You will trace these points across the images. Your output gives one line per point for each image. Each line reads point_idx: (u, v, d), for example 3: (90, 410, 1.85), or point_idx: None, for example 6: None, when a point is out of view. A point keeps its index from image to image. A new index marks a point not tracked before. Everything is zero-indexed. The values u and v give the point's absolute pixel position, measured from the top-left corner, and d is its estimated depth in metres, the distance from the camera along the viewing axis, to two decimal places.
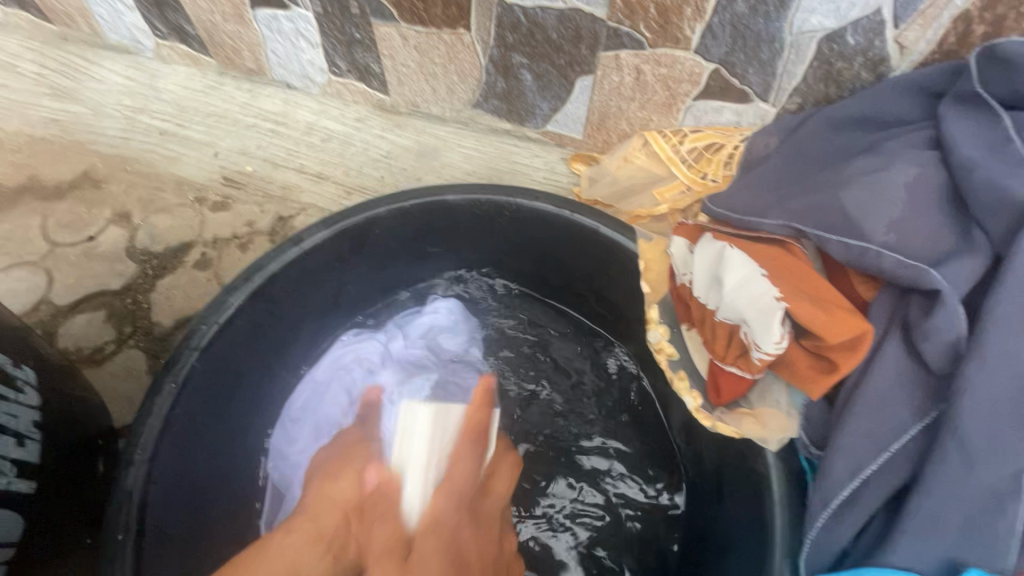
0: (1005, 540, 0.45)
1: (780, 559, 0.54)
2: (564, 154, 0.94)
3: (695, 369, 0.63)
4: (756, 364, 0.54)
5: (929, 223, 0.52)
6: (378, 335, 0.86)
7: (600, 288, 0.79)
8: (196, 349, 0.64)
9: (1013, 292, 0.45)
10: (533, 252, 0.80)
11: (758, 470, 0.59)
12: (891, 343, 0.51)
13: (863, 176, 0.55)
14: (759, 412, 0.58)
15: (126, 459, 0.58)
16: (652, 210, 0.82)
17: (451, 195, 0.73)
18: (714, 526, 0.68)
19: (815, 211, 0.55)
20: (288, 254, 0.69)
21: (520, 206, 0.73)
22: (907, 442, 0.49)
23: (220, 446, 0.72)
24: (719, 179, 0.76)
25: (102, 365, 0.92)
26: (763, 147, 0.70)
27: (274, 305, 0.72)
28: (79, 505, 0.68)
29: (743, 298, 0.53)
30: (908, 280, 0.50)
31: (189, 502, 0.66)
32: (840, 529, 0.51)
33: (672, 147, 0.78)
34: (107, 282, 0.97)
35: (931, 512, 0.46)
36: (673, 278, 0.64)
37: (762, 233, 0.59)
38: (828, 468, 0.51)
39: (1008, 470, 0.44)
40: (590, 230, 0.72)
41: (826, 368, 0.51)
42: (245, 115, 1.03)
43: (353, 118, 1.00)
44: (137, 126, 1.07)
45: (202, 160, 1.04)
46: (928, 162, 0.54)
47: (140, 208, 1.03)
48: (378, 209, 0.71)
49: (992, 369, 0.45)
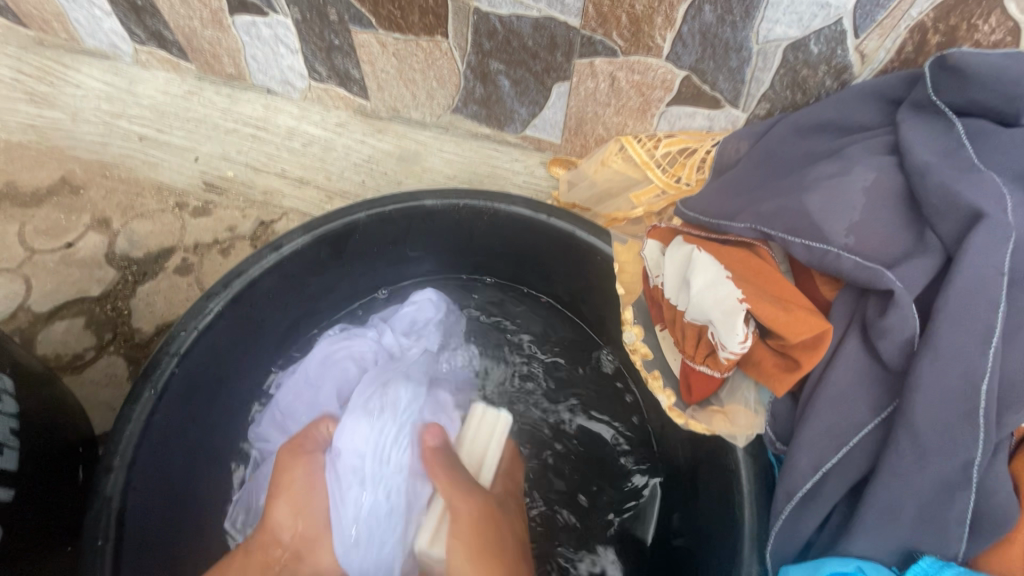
0: (956, 528, 0.48)
1: (748, 552, 0.56)
2: (543, 158, 0.95)
3: (668, 369, 0.65)
4: (723, 363, 0.56)
5: (885, 226, 0.54)
6: (368, 332, 0.84)
7: (579, 289, 0.80)
8: (176, 355, 0.64)
9: (962, 292, 0.48)
10: (512, 255, 0.81)
11: (729, 466, 0.61)
12: (851, 342, 0.53)
13: (825, 180, 0.57)
14: (728, 410, 0.59)
15: (105, 466, 0.58)
16: (629, 212, 0.84)
17: (429, 200, 0.74)
18: (690, 522, 0.69)
19: (780, 214, 0.57)
20: (267, 259, 0.69)
21: (498, 210, 0.74)
22: (864, 436, 0.51)
23: (201, 451, 0.72)
24: (693, 183, 0.78)
25: (81, 373, 0.91)
26: (734, 152, 0.72)
27: (254, 310, 0.73)
28: (58, 513, 0.68)
29: (709, 300, 0.55)
30: (865, 281, 0.52)
31: (169, 508, 0.67)
32: (803, 520, 0.53)
33: (647, 151, 0.80)
34: (87, 288, 0.97)
35: (886, 503, 0.48)
36: (647, 280, 0.66)
37: (730, 235, 0.61)
38: (792, 463, 0.53)
39: (959, 462, 0.47)
40: (567, 234, 0.73)
41: (789, 366, 0.53)
42: (225, 120, 1.03)
43: (333, 124, 1.00)
44: (117, 131, 1.06)
45: (183, 165, 1.05)
46: (887, 167, 0.56)
47: (120, 213, 1.03)
48: (357, 214, 0.72)
49: (941, 365, 0.47)
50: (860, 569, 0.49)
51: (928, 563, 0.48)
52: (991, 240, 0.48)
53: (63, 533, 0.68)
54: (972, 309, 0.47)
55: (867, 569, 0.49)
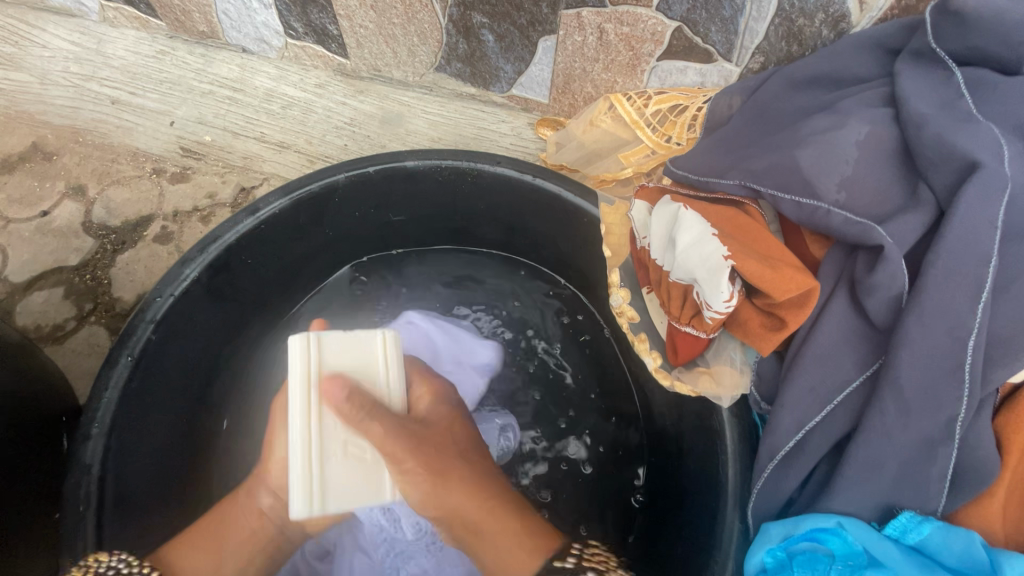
0: (936, 484, 0.47)
1: (730, 509, 0.56)
2: (531, 118, 0.92)
3: (655, 331, 0.64)
4: (709, 323, 0.55)
5: (878, 180, 0.52)
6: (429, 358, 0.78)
7: (566, 253, 0.78)
8: (152, 321, 0.63)
9: (953, 246, 0.46)
10: (500, 219, 0.79)
11: (713, 426, 0.60)
12: (839, 299, 0.51)
13: (817, 134, 0.54)
14: (714, 370, 0.59)
15: (83, 433, 0.58)
16: (618, 174, 0.80)
17: (411, 160, 0.71)
18: (676, 482, 0.69)
19: (771, 171, 0.55)
20: (244, 223, 0.67)
21: (482, 170, 0.72)
22: (850, 394, 0.50)
23: (179, 417, 0.71)
24: (684, 142, 0.74)
25: (63, 343, 0.90)
26: (727, 108, 0.69)
27: (233, 275, 0.71)
28: (36, 481, 0.67)
29: (694, 258, 0.52)
30: (855, 237, 0.50)
31: (151, 475, 0.67)
32: (786, 479, 0.53)
33: (636, 111, 0.76)
34: (65, 258, 0.95)
35: (867, 459, 0.48)
36: (633, 242, 0.64)
37: (719, 193, 0.59)
38: (775, 421, 0.53)
39: (941, 418, 0.46)
40: (553, 195, 0.71)
41: (776, 325, 0.52)
42: (200, 82, 0.99)
43: (312, 84, 0.97)
44: (87, 94, 1.02)
45: (159, 129, 1.01)
46: (880, 120, 0.54)
47: (95, 180, 1.00)
48: (336, 176, 0.70)
49: (928, 323, 0.46)
50: (840, 524, 0.49)
51: (907, 518, 0.48)
52: (986, 190, 0.46)
53: (41, 499, 0.67)
54: (964, 263, 0.46)
55: (847, 525, 0.49)
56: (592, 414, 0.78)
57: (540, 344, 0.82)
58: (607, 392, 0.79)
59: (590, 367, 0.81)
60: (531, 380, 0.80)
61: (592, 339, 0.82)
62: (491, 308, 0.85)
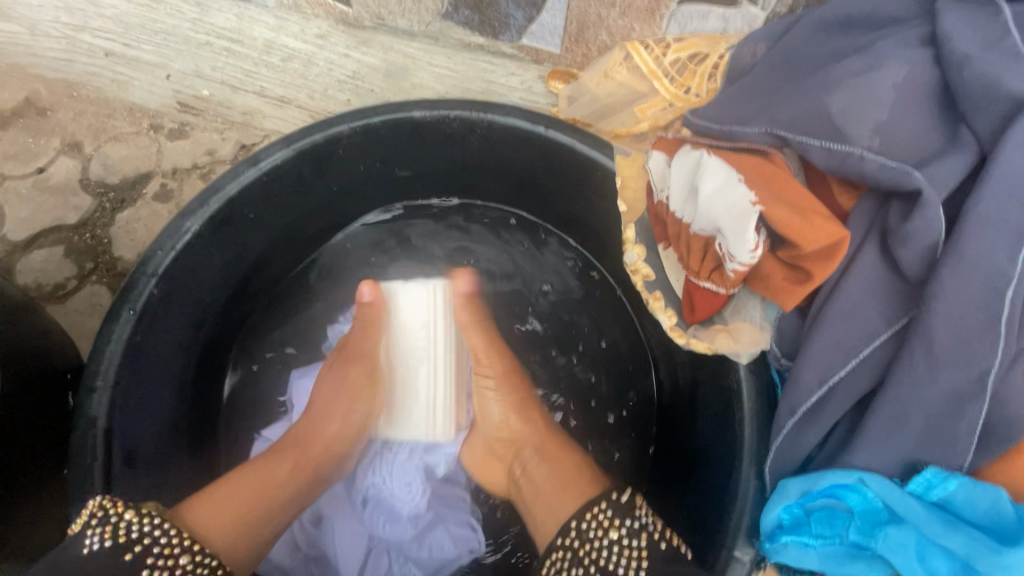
0: (964, 439, 0.46)
1: (745, 466, 0.54)
2: (541, 71, 0.87)
3: (670, 289, 0.62)
4: (730, 278, 0.53)
5: (916, 125, 0.49)
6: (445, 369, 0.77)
7: (578, 211, 0.76)
8: (153, 275, 0.61)
9: (995, 192, 0.44)
10: (510, 175, 0.76)
11: (730, 384, 0.59)
12: (869, 251, 0.49)
13: (852, 77, 0.51)
14: (732, 327, 0.57)
15: (87, 387, 0.56)
16: (631, 128, 0.76)
17: (418, 111, 0.68)
18: (689, 440, 0.69)
19: (799, 116, 0.52)
20: (246, 175, 0.64)
21: (493, 122, 0.68)
22: (875, 349, 0.49)
23: (183, 375, 0.70)
24: (703, 94, 0.70)
25: (66, 302, 0.89)
26: (750, 56, 0.64)
27: (235, 230, 0.69)
28: (41, 435, 0.66)
29: (719, 206, 0.50)
30: (890, 183, 0.48)
31: (157, 432, 0.66)
32: (805, 435, 0.52)
33: (654, 59, 0.73)
34: (63, 216, 0.93)
35: (892, 413, 0.46)
36: (650, 196, 0.61)
37: (743, 142, 0.56)
38: (797, 376, 0.51)
39: (974, 372, 0.44)
40: (566, 148, 0.67)
41: (801, 279, 0.50)
42: (196, 33, 0.95)
43: (314, 35, 0.92)
44: (79, 46, 0.97)
45: (155, 83, 0.97)
46: (920, 60, 0.50)
47: (91, 136, 0.97)
48: (340, 127, 0.66)
49: (965, 272, 0.44)
50: (860, 480, 0.48)
51: (931, 474, 0.47)
52: None
53: (47, 454, 0.67)
54: (1007, 209, 0.43)
55: (868, 480, 0.47)
56: (602, 366, 0.79)
57: (550, 303, 0.81)
58: (618, 348, 0.79)
59: (600, 325, 0.80)
60: (541, 335, 0.80)
61: (604, 300, 0.81)
62: (499, 269, 0.83)
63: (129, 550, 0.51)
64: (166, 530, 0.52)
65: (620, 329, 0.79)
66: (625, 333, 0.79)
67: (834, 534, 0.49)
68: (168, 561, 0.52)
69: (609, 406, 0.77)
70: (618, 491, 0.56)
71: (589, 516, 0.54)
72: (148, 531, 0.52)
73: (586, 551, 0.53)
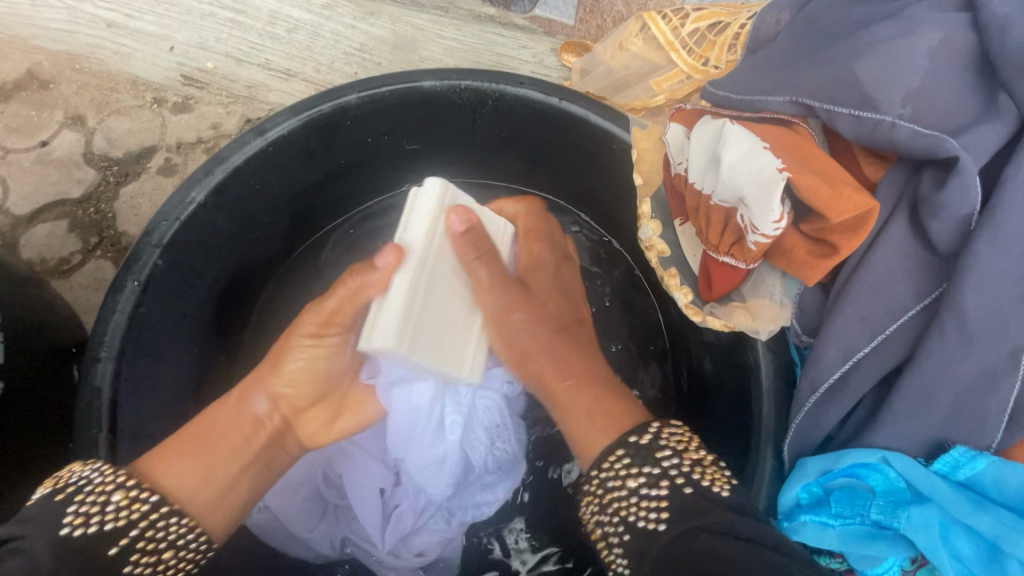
0: (994, 418, 0.44)
1: (764, 446, 0.53)
2: (554, 44, 0.85)
3: (686, 266, 0.60)
4: (751, 251, 0.52)
5: (952, 90, 0.47)
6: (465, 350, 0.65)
7: (592, 187, 0.74)
8: (158, 245, 0.60)
9: None
10: (522, 148, 0.74)
11: (747, 362, 0.57)
12: (898, 223, 0.47)
13: (883, 42, 0.49)
14: (751, 304, 0.55)
15: (92, 356, 0.56)
16: (648, 101, 0.73)
17: (427, 81, 0.66)
18: (704, 419, 0.67)
19: (826, 85, 0.50)
20: (252, 144, 0.63)
21: (505, 92, 0.66)
22: (903, 324, 0.47)
23: (188, 349, 0.69)
24: (722, 66, 0.68)
25: (70, 277, 0.88)
26: (774, 25, 0.61)
27: (241, 202, 0.67)
28: (46, 408, 0.65)
29: (743, 175, 0.48)
30: (923, 151, 0.46)
31: (162, 406, 0.65)
32: (827, 414, 0.50)
33: (672, 30, 0.71)
34: (67, 190, 0.91)
35: (920, 390, 0.45)
36: (667, 169, 0.59)
37: (766, 111, 0.54)
38: (820, 352, 0.49)
39: (1006, 347, 0.43)
40: (580, 120, 0.66)
41: (826, 252, 0.48)
42: (201, 4, 0.94)
43: (320, 6, 0.91)
44: (82, 18, 0.96)
45: (159, 55, 0.95)
46: (957, 23, 0.48)
47: (94, 110, 0.95)
48: (347, 96, 0.65)
49: (1001, 242, 0.42)
50: (884, 459, 0.46)
51: (959, 454, 0.45)
52: None
53: (51, 428, 0.66)
54: None
55: (892, 460, 0.46)
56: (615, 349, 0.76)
57: None
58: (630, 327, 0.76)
59: (612, 303, 0.78)
60: None
61: (617, 278, 0.79)
62: None
63: (61, 493, 0.46)
64: (103, 471, 0.48)
65: (632, 308, 0.77)
66: (638, 312, 0.77)
67: (854, 514, 0.47)
68: (99, 497, 0.46)
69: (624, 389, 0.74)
70: (637, 433, 0.51)
71: (607, 465, 0.51)
72: (85, 474, 0.47)
73: (609, 497, 0.49)
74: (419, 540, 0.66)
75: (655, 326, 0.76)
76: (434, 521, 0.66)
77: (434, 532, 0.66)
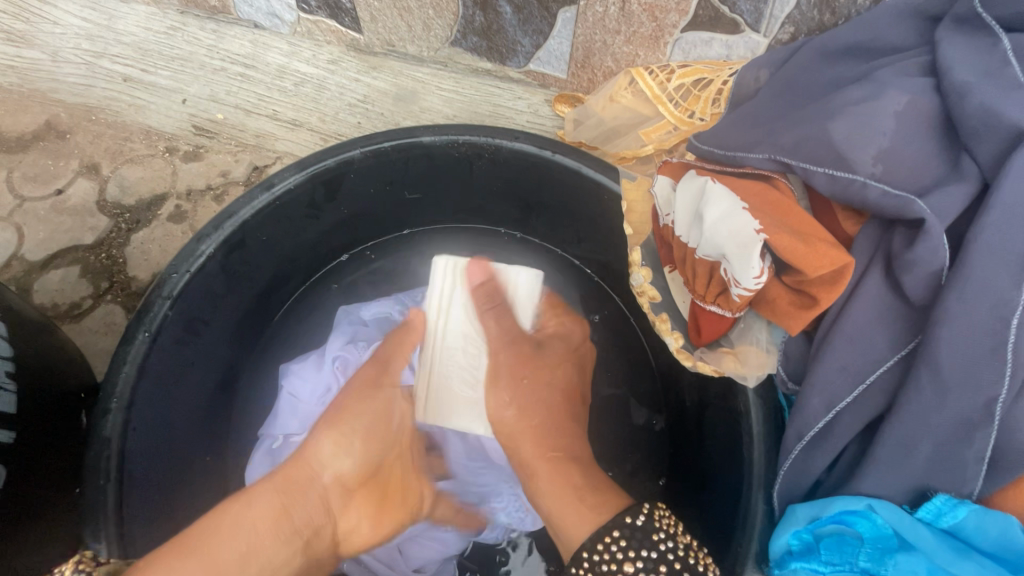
0: (973, 466, 0.46)
1: (755, 491, 0.54)
2: (548, 95, 0.90)
3: (677, 312, 0.62)
4: (735, 302, 0.54)
5: (917, 152, 0.50)
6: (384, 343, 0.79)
7: (586, 232, 0.77)
8: (168, 297, 0.62)
9: (998, 221, 0.44)
10: (517, 197, 0.78)
11: (738, 407, 0.59)
12: (874, 275, 0.50)
13: (853, 106, 0.52)
14: (738, 350, 0.57)
15: (102, 408, 0.57)
16: (637, 150, 0.77)
17: (427, 136, 0.69)
18: (698, 462, 0.68)
19: (802, 144, 0.53)
20: (260, 199, 0.66)
21: (500, 146, 0.69)
22: (882, 374, 0.49)
23: (196, 395, 0.71)
24: (707, 118, 0.71)
25: (80, 321, 0.91)
26: (754, 81, 0.65)
27: (248, 252, 0.70)
28: (57, 457, 0.67)
29: (723, 232, 0.51)
30: (892, 211, 0.48)
31: (168, 452, 0.67)
32: (813, 461, 0.52)
33: (659, 85, 0.73)
34: (80, 237, 0.95)
35: (901, 439, 0.47)
36: (656, 219, 0.62)
37: (746, 167, 0.57)
38: (804, 401, 0.51)
39: (981, 399, 0.44)
40: (573, 172, 0.68)
41: (806, 304, 0.51)
42: (212, 58, 0.97)
43: (325, 60, 0.94)
44: (100, 72, 1.00)
45: (170, 107, 0.99)
46: (922, 89, 0.51)
47: (109, 159, 0.99)
48: (351, 152, 0.68)
49: (969, 299, 0.44)
50: (871, 506, 0.48)
51: (941, 502, 0.47)
52: None
53: (63, 475, 0.68)
54: (1010, 237, 0.44)
55: (877, 507, 0.48)
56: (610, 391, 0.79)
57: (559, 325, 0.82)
58: (626, 368, 0.79)
59: (607, 345, 0.81)
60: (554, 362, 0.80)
61: (613, 320, 0.82)
62: None
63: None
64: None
65: (626, 349, 0.80)
66: (632, 353, 0.80)
67: (843, 560, 0.48)
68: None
69: (621, 429, 0.77)
70: (633, 513, 0.54)
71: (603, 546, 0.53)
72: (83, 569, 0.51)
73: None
74: (416, 553, 0.73)
75: (650, 368, 0.78)
76: (433, 541, 0.73)
77: (430, 547, 0.73)
